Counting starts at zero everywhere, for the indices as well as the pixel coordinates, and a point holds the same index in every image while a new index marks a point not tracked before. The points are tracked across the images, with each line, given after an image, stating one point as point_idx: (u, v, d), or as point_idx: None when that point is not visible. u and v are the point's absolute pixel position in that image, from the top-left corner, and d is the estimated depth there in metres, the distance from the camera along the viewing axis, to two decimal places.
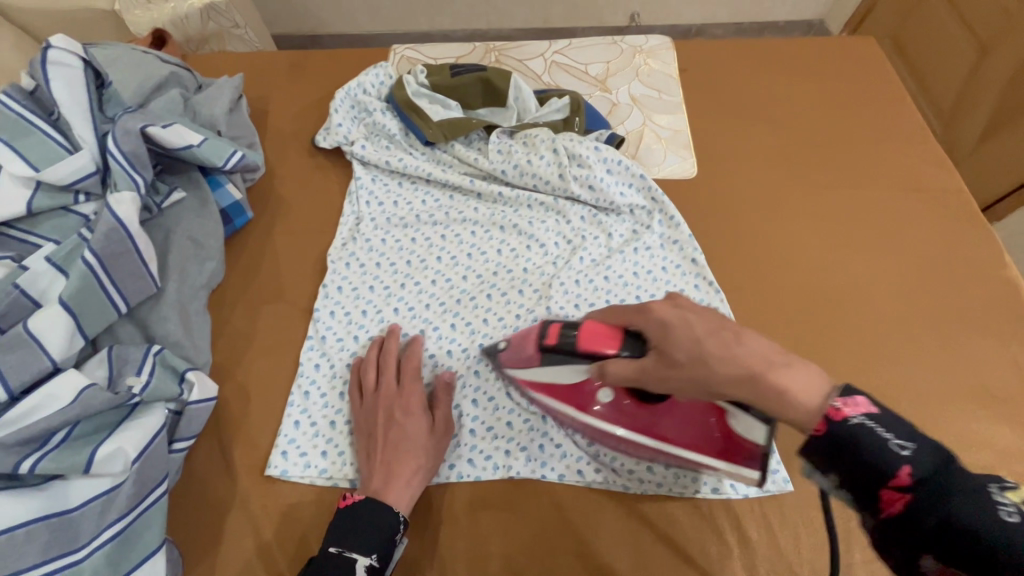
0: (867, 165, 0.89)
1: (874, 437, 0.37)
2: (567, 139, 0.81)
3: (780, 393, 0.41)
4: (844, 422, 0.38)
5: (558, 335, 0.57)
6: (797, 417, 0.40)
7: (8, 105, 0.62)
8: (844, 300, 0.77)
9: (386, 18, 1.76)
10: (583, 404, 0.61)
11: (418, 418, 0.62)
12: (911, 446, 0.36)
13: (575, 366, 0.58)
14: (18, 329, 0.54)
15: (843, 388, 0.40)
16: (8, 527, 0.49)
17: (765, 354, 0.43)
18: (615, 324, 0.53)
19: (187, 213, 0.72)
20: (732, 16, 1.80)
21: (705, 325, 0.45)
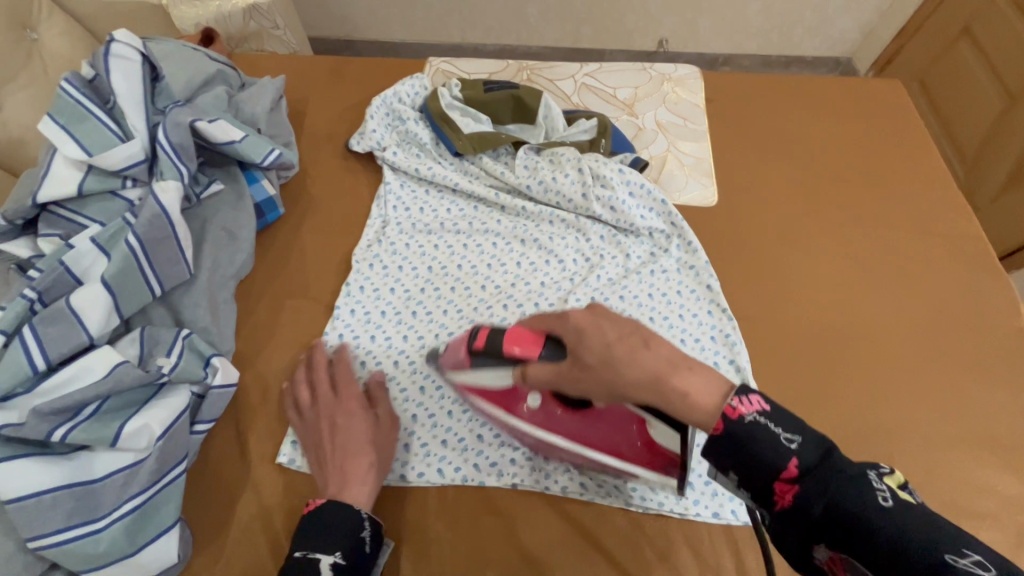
0: (887, 206, 0.90)
1: (766, 433, 0.43)
2: (593, 159, 0.83)
3: (684, 396, 0.46)
4: (740, 420, 0.44)
5: (485, 339, 0.58)
6: (699, 420, 0.46)
7: (68, 91, 0.66)
8: (857, 337, 0.78)
9: (419, 28, 1.81)
10: (511, 406, 0.63)
11: (362, 418, 0.63)
12: (799, 439, 0.42)
13: (500, 371, 0.59)
14: (60, 303, 0.57)
15: (741, 389, 0.45)
16: (37, 491, 0.51)
17: (671, 360, 0.47)
18: (537, 327, 0.55)
19: (224, 205, 0.75)
20: (759, 48, 1.82)
21: (618, 331, 0.49)
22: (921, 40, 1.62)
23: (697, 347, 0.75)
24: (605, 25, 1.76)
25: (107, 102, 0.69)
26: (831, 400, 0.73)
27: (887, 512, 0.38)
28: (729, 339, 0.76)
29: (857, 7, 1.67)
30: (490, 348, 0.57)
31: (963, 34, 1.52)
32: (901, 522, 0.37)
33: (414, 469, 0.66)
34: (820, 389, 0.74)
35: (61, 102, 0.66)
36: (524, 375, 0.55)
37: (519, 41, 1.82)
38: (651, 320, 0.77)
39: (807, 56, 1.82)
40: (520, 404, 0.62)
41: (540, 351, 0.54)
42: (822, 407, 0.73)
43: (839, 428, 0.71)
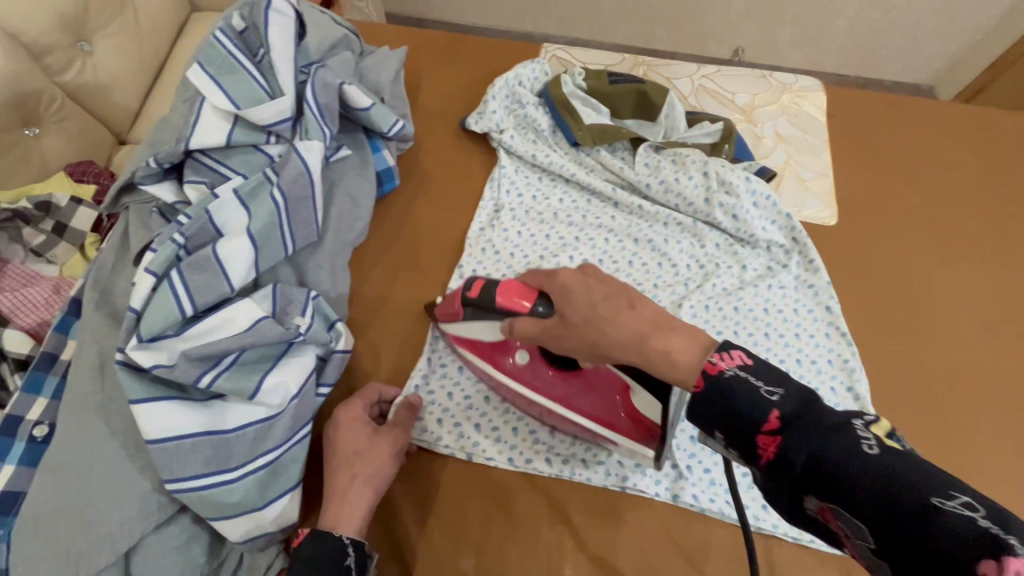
0: (1015, 244, 0.86)
1: (745, 385, 0.41)
2: (718, 163, 0.81)
3: (664, 354, 0.46)
4: (720, 375, 0.43)
5: (479, 289, 0.59)
6: (679, 377, 0.45)
7: (223, 41, 0.66)
8: (981, 378, 0.74)
9: (492, 15, 1.80)
10: (498, 359, 0.64)
11: (354, 425, 0.60)
12: (780, 393, 0.41)
13: (489, 322, 0.61)
14: (208, 251, 0.57)
15: (720, 344, 0.44)
16: (178, 434, 0.52)
17: (653, 321, 0.48)
18: (529, 283, 0.57)
19: (349, 170, 0.74)
20: (839, 66, 1.76)
21: (602, 292, 0.50)
22: (1013, 76, 1.55)
23: (814, 369, 0.72)
24: (683, 28, 1.72)
25: (255, 55, 0.69)
26: (952, 441, 0.70)
27: (874, 461, 0.36)
28: (847, 365, 0.73)
29: (948, 35, 1.62)
30: (483, 300, 0.59)
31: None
32: (890, 470, 0.35)
33: (519, 456, 0.65)
34: (939, 429, 0.71)
35: (215, 52, 0.66)
36: (512, 327, 0.57)
37: (591, 37, 1.80)
38: (767, 336, 0.74)
39: (887, 80, 1.77)
40: (507, 358, 0.63)
41: (534, 303, 0.55)
42: (942, 448, 0.70)
43: (960, 471, 0.68)
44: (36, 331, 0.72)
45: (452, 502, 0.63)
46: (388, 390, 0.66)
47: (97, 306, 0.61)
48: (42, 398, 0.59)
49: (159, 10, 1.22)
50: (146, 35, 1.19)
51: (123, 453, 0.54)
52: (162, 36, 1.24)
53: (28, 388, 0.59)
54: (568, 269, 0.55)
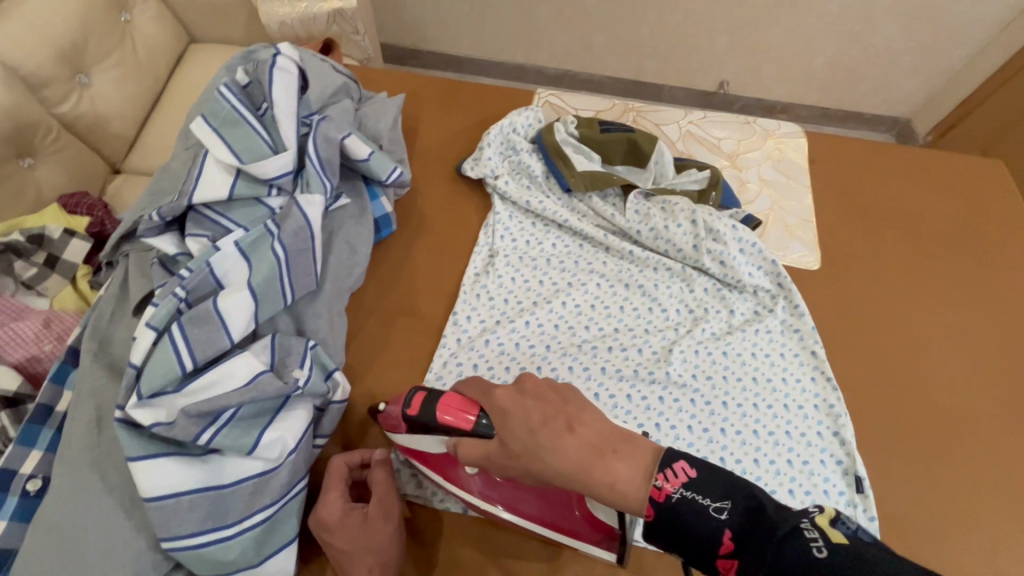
0: (991, 287, 0.89)
1: (693, 505, 0.45)
2: (706, 211, 0.83)
3: (612, 485, 0.49)
4: (668, 500, 0.46)
5: (419, 404, 0.60)
6: (633, 506, 0.48)
7: (226, 96, 0.68)
8: (961, 421, 0.77)
9: (486, 47, 1.84)
10: (449, 473, 0.62)
11: (346, 524, 0.57)
12: (726, 507, 0.45)
13: (432, 438, 0.61)
14: (209, 305, 0.58)
15: (663, 463, 0.48)
16: (175, 492, 0.52)
17: (593, 447, 0.51)
18: (468, 399, 0.59)
19: (348, 219, 0.76)
20: (821, 100, 1.83)
21: (542, 416, 0.53)
22: (982, 114, 1.63)
23: (801, 414, 0.74)
24: (670, 62, 1.78)
25: (258, 108, 0.71)
26: (934, 483, 0.72)
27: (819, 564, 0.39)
28: (833, 410, 0.75)
29: (921, 73, 1.71)
30: (422, 416, 0.60)
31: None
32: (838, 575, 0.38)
33: None
34: (923, 471, 0.73)
35: (219, 106, 0.68)
36: (456, 446, 0.58)
37: (581, 68, 1.85)
38: (755, 380, 0.76)
39: (866, 113, 1.85)
40: (456, 471, 0.62)
41: (473, 420, 0.57)
42: (925, 490, 0.72)
43: (943, 514, 0.70)
44: (22, 366, 0.73)
45: (449, 556, 0.64)
46: (351, 455, 0.63)
47: (95, 358, 0.61)
48: (36, 451, 0.59)
49: (157, 42, 1.24)
50: (145, 66, 1.22)
51: (117, 509, 0.54)
52: (159, 66, 1.26)
53: (22, 441, 0.59)
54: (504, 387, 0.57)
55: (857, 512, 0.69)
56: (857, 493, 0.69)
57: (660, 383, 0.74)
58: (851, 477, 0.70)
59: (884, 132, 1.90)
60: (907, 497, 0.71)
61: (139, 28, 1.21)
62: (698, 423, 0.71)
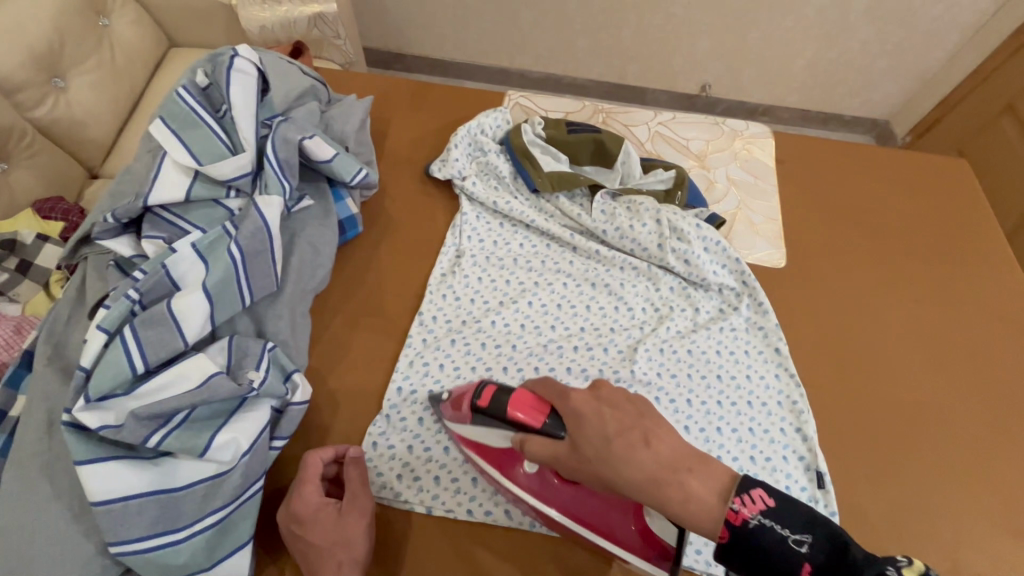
0: (955, 284, 0.91)
1: (773, 534, 0.42)
2: (670, 211, 0.84)
3: (682, 501, 0.46)
4: (744, 525, 0.43)
5: (490, 397, 0.59)
6: (703, 526, 0.45)
7: (184, 98, 0.68)
8: (923, 417, 0.78)
9: (470, 52, 1.84)
10: (506, 467, 0.62)
11: (320, 518, 0.56)
12: (808, 541, 0.42)
13: (500, 432, 0.60)
14: (162, 307, 0.57)
15: (742, 485, 0.45)
16: (124, 496, 0.51)
17: (669, 464, 0.47)
18: (543, 396, 0.58)
19: (311, 220, 0.76)
20: (801, 103, 1.85)
21: (617, 424, 0.51)
22: (963, 114, 1.66)
23: (764, 410, 0.75)
24: (651, 66, 1.79)
25: (218, 110, 0.71)
26: (895, 478, 0.73)
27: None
28: (796, 407, 0.75)
29: (898, 76, 1.73)
30: (494, 410, 0.59)
31: (1004, 114, 1.55)
32: None
33: (479, 507, 0.65)
34: (885, 467, 0.74)
35: (177, 108, 0.68)
36: (524, 444, 0.57)
37: (564, 72, 1.86)
38: (719, 378, 0.76)
39: (846, 116, 1.87)
40: (518, 469, 0.61)
41: (544, 421, 0.56)
42: (887, 485, 0.73)
43: (902, 507, 0.71)
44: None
45: (410, 559, 0.63)
46: (324, 451, 0.61)
47: (49, 361, 0.61)
48: None
49: (136, 48, 1.24)
50: (124, 71, 1.21)
51: (68, 514, 0.53)
52: (138, 72, 1.25)
53: None
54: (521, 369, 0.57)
55: (818, 507, 0.69)
56: (818, 489, 0.70)
57: (625, 381, 0.74)
58: (813, 472, 0.71)
59: (863, 134, 1.93)
60: (868, 491, 0.72)
61: (117, 34, 1.20)
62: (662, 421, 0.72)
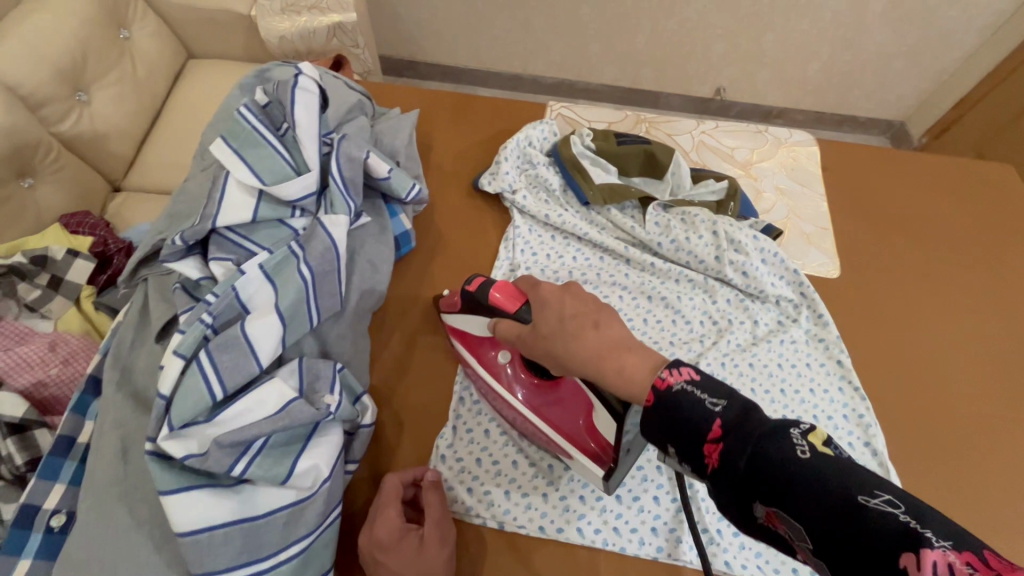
0: (1007, 289, 0.89)
1: (690, 398, 0.42)
2: (727, 222, 0.83)
3: (618, 371, 0.48)
4: (668, 389, 0.43)
5: (478, 286, 0.64)
6: (631, 391, 0.47)
7: (246, 117, 0.67)
8: (988, 426, 0.76)
9: (483, 58, 1.84)
10: (482, 353, 0.67)
11: (402, 544, 0.55)
12: (723, 402, 0.41)
13: (478, 319, 0.65)
14: (237, 330, 0.57)
15: (673, 361, 0.45)
16: (209, 525, 0.50)
17: (612, 343, 0.50)
18: (521, 290, 0.62)
19: (369, 237, 0.75)
20: (817, 105, 1.84)
21: (575, 310, 0.54)
22: (979, 112, 1.65)
23: (832, 425, 0.73)
24: (668, 70, 1.79)
25: (278, 129, 0.70)
26: (967, 491, 0.72)
27: (805, 466, 0.36)
28: (862, 420, 0.74)
29: (914, 76, 1.72)
30: (474, 296, 0.64)
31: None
32: (827, 472, 0.35)
33: (551, 524, 0.64)
34: (953, 479, 0.72)
35: (239, 127, 0.67)
36: (496, 327, 0.61)
37: (580, 77, 1.86)
38: (783, 392, 0.75)
39: (862, 117, 1.87)
40: (492, 354, 0.67)
41: (518, 308, 0.60)
42: (960, 498, 0.71)
43: (977, 521, 0.69)
44: (29, 392, 0.71)
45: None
46: (406, 473, 0.62)
47: (118, 387, 0.60)
48: (59, 485, 0.58)
49: (156, 60, 1.24)
50: (143, 83, 1.21)
51: (149, 544, 0.53)
52: (158, 84, 1.25)
53: (45, 474, 0.57)
54: (551, 284, 0.58)
55: None
56: None
57: None
58: None
59: (878, 134, 1.92)
60: (943, 506, 0.70)
61: (137, 46, 1.20)
62: None
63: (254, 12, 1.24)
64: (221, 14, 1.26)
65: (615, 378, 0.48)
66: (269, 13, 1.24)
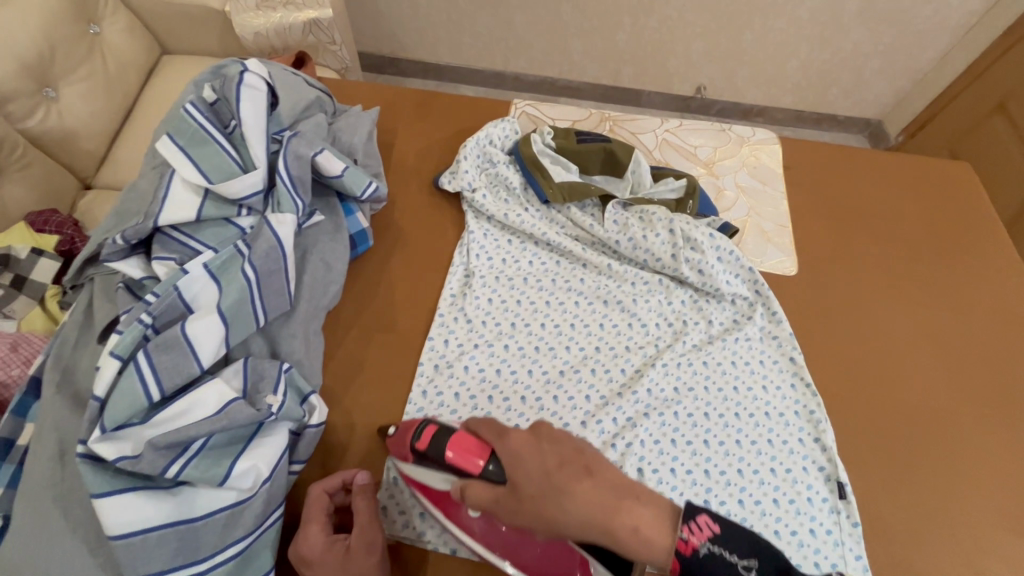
0: (963, 287, 0.91)
1: (722, 561, 0.48)
2: (683, 220, 0.83)
3: (636, 533, 0.51)
4: (695, 553, 0.49)
5: (431, 438, 0.59)
6: (657, 558, 0.50)
7: (193, 115, 0.66)
8: (938, 422, 0.78)
9: (465, 54, 1.83)
10: (450, 510, 0.61)
11: (326, 559, 0.55)
12: (754, 565, 0.48)
13: (440, 474, 0.60)
14: (177, 330, 0.56)
15: (688, 515, 0.50)
16: (142, 528, 0.50)
17: (611, 491, 0.52)
18: (481, 437, 0.58)
19: (323, 236, 0.74)
20: (795, 103, 1.86)
21: (557, 460, 0.54)
22: (955, 112, 1.67)
23: (783, 421, 0.74)
24: (647, 68, 1.79)
25: (227, 126, 0.69)
26: (913, 485, 0.73)
27: None
28: (813, 417, 0.75)
29: (890, 75, 1.74)
30: (434, 452, 0.59)
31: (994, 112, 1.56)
32: None
33: None
34: (901, 474, 0.74)
35: (185, 124, 0.66)
36: (465, 489, 0.56)
37: (560, 75, 1.86)
38: (736, 390, 0.76)
39: (839, 115, 1.88)
40: (461, 511, 0.61)
41: (484, 462, 0.56)
42: (905, 493, 0.72)
43: (922, 514, 0.71)
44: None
45: None
46: (331, 481, 0.61)
47: (58, 388, 0.59)
48: None
49: (128, 55, 1.22)
50: (116, 79, 1.19)
51: (84, 547, 0.52)
52: (131, 80, 1.23)
53: None
54: (518, 431, 0.57)
55: (841, 519, 0.69)
56: (840, 499, 0.70)
57: (642, 399, 0.73)
58: (834, 483, 0.70)
59: (856, 133, 1.94)
60: (889, 500, 0.72)
61: (108, 41, 1.18)
62: (681, 436, 0.71)
63: (227, 8, 1.23)
64: (194, 9, 1.25)
65: (640, 546, 0.50)
66: (242, 9, 1.22)
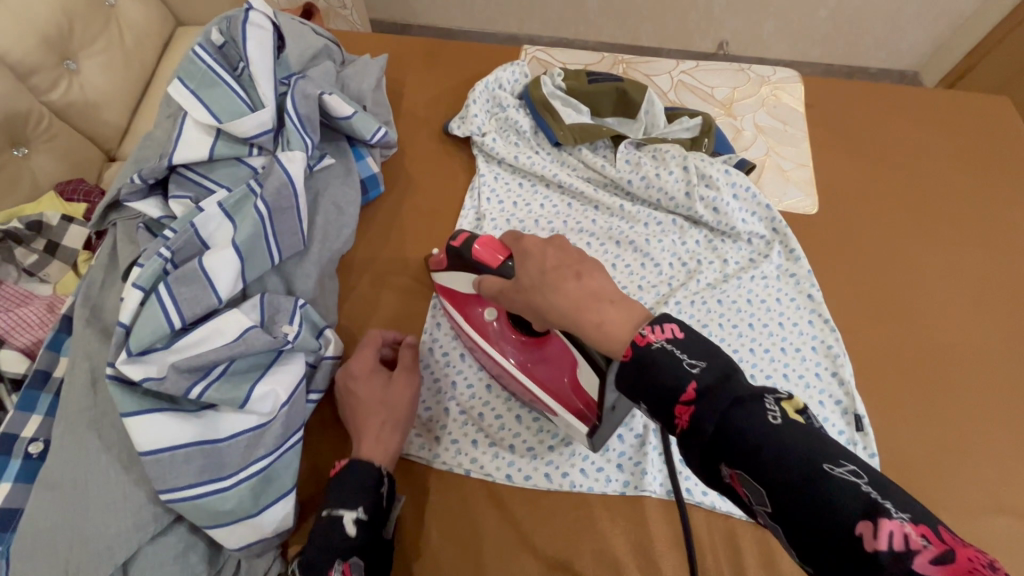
0: (997, 226, 0.86)
1: (670, 358, 0.41)
2: (698, 158, 0.81)
3: (597, 326, 0.45)
4: (648, 347, 0.42)
5: (462, 241, 0.62)
6: (611, 348, 0.44)
7: (202, 57, 0.68)
8: (968, 361, 0.75)
9: (478, 17, 1.79)
10: (470, 312, 0.67)
11: (371, 378, 0.62)
12: (701, 364, 0.40)
13: (464, 274, 0.63)
14: (194, 263, 0.58)
15: (657, 317, 0.43)
16: (169, 446, 0.52)
17: (593, 292, 0.47)
18: (507, 241, 0.59)
19: (333, 179, 0.75)
20: (824, 56, 1.77)
21: (557, 261, 0.50)
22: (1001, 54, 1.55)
23: (799, 356, 0.73)
24: (666, 24, 1.72)
25: (236, 70, 0.70)
26: (936, 421, 0.71)
27: (772, 428, 0.36)
28: (831, 351, 0.74)
29: (927, 19, 1.63)
30: (462, 251, 0.62)
31: None
32: (793, 440, 0.35)
33: (518, 472, 0.65)
34: (922, 410, 0.72)
35: (194, 67, 0.67)
36: (479, 283, 0.58)
37: (577, 36, 1.80)
38: (752, 326, 0.75)
39: (871, 67, 1.78)
40: (481, 314, 0.66)
41: (502, 261, 0.57)
42: (928, 428, 0.71)
43: (944, 448, 0.69)
44: (30, 350, 0.68)
45: (449, 512, 0.63)
46: (386, 332, 0.68)
47: (88, 323, 0.62)
48: (37, 415, 0.60)
49: (144, 27, 1.21)
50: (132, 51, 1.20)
51: (118, 466, 0.55)
52: (149, 51, 1.23)
53: (22, 406, 0.60)
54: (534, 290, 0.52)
55: (857, 450, 0.68)
56: (857, 431, 0.69)
57: None
58: (850, 415, 0.70)
59: None
60: (910, 435, 0.70)
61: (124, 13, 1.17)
62: None
63: None
64: None
65: (594, 332, 0.45)
66: None
